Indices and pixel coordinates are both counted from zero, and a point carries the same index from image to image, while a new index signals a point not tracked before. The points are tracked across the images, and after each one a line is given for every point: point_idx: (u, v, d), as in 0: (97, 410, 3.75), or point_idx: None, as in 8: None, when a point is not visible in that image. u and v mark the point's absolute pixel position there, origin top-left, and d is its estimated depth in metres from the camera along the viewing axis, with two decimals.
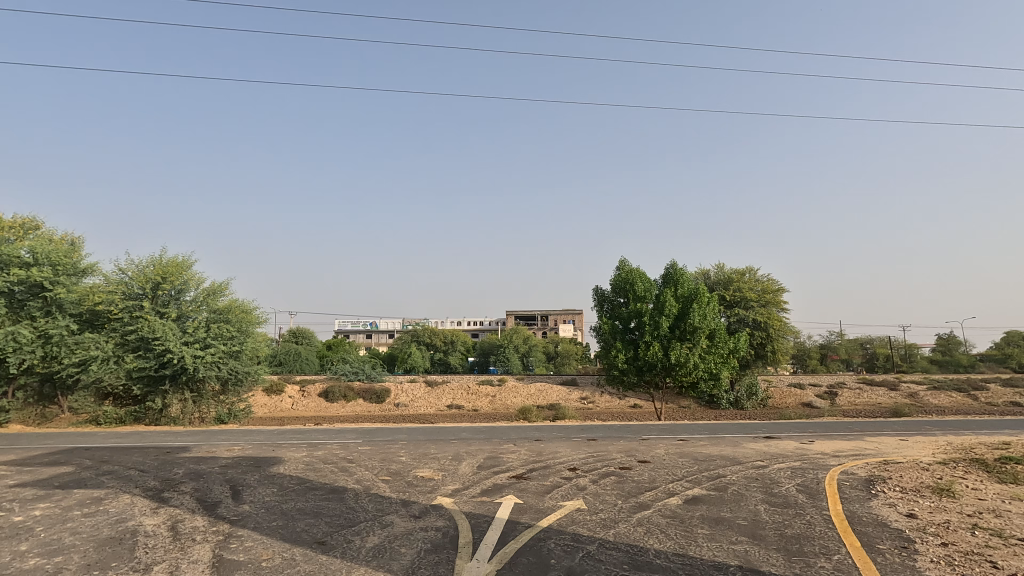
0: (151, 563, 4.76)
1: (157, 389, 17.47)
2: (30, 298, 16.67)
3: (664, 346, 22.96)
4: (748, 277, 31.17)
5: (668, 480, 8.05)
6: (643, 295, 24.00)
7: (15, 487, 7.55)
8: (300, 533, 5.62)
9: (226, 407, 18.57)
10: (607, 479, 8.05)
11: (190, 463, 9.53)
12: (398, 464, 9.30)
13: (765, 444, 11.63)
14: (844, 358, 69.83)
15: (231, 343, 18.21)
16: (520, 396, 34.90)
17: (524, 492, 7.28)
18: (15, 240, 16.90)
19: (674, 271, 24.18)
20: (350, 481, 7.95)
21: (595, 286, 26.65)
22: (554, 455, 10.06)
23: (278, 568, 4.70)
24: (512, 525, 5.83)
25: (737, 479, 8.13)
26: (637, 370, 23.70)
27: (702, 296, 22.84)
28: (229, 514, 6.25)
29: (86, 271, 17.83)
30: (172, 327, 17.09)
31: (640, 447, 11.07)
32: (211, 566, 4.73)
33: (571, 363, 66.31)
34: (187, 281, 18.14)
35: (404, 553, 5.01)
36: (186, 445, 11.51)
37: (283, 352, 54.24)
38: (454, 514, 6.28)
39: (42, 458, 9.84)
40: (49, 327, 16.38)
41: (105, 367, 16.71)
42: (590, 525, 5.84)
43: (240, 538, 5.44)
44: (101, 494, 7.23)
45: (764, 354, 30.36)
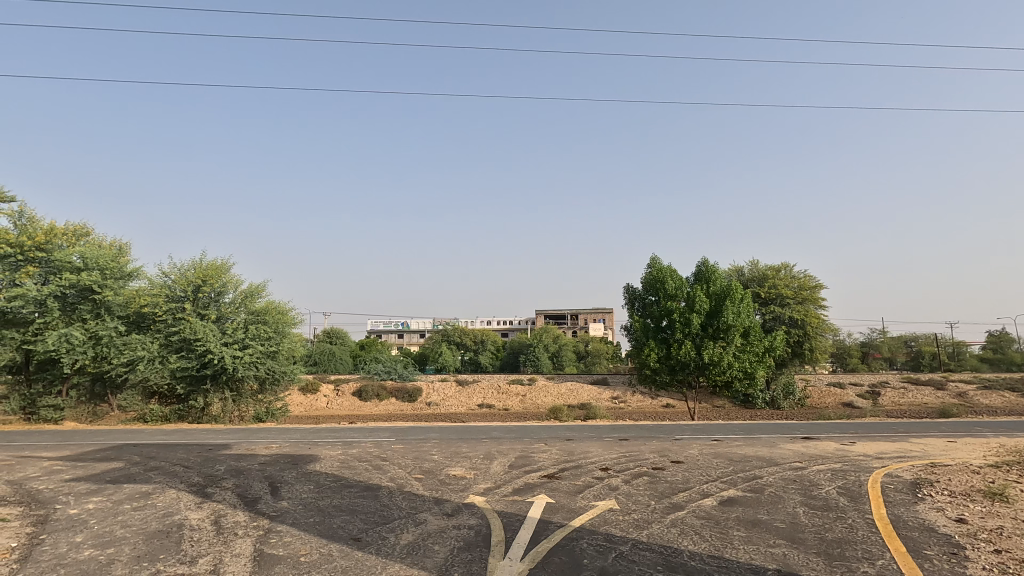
0: (197, 556, 4.94)
1: (199, 388, 18.12)
2: (81, 301, 17.49)
3: (696, 345, 22.58)
4: (783, 274, 30.39)
5: (702, 481, 7.93)
6: (674, 293, 23.58)
7: (70, 482, 7.94)
8: (336, 529, 5.73)
9: (263, 406, 19.12)
10: (640, 480, 7.97)
11: (231, 460, 9.84)
12: (431, 462, 9.40)
13: (804, 445, 11.33)
14: (887, 356, 67.46)
15: (268, 343, 18.68)
16: (551, 396, 34.77)
17: (555, 492, 7.26)
18: (66, 246, 17.74)
19: (706, 268, 23.83)
20: (383, 480, 8.08)
21: (625, 286, 26.37)
22: (585, 455, 9.99)
23: (316, 563, 4.81)
24: (544, 525, 5.82)
25: (775, 481, 7.94)
26: (669, 370, 23.36)
27: (735, 293, 22.34)
28: (269, 510, 6.45)
29: (132, 275, 18.55)
30: (213, 329, 17.67)
31: (674, 447, 10.93)
32: (253, 559, 4.88)
33: (602, 363, 65.70)
34: (226, 283, 18.66)
35: (438, 551, 5.07)
36: (227, 443, 11.90)
37: (317, 352, 55.42)
38: (486, 513, 6.29)
39: (94, 455, 10.31)
40: (99, 329, 17.19)
41: (151, 367, 17.39)
42: (623, 525, 5.80)
43: (279, 533, 5.60)
44: (149, 489, 7.53)
45: (801, 353, 29.58)
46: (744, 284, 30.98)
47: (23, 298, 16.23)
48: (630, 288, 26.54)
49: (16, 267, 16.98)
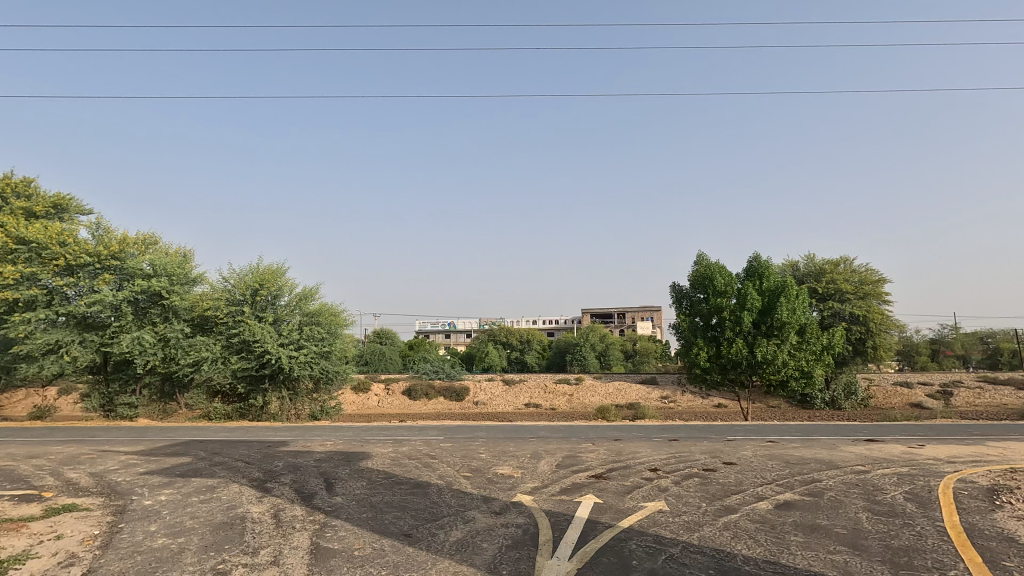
0: (258, 547, 5.19)
1: (258, 388, 18.99)
2: (152, 306, 18.67)
3: (748, 343, 21.85)
4: (842, 268, 29.10)
5: (757, 483, 7.69)
6: (723, 289, 22.88)
7: (145, 474, 8.51)
8: (388, 525, 5.90)
9: (318, 404, 19.88)
10: (691, 481, 7.79)
11: (289, 456, 10.28)
12: (479, 461, 9.52)
13: (867, 447, 10.76)
14: (961, 354, 63.27)
15: (322, 344, 19.34)
16: (598, 395, 34.46)
17: (603, 492, 7.21)
18: (138, 254, 18.92)
19: (759, 264, 23.08)
20: (432, 477, 8.23)
21: (672, 284, 25.90)
22: (634, 455, 9.86)
23: (369, 557, 4.96)
24: (592, 525, 5.79)
25: (835, 485, 7.60)
26: (720, 368, 22.71)
27: (790, 289, 21.50)
28: (325, 505, 6.70)
29: (196, 280, 19.58)
30: (270, 330, 18.41)
31: (726, 448, 10.62)
32: (310, 552, 5.09)
33: (651, 362, 64.51)
34: (281, 287, 19.37)
35: (486, 548, 5.14)
36: (285, 440, 12.45)
37: (368, 352, 56.90)
38: (534, 513, 6.30)
39: (165, 449, 11.00)
40: (167, 331, 18.25)
41: (215, 367, 18.35)
42: (673, 527, 5.69)
43: (334, 528, 5.80)
44: (214, 483, 7.96)
45: (863, 351, 28.15)
46: (799, 280, 29.79)
47: (100, 303, 17.48)
48: (677, 286, 25.98)
49: (94, 275, 18.30)
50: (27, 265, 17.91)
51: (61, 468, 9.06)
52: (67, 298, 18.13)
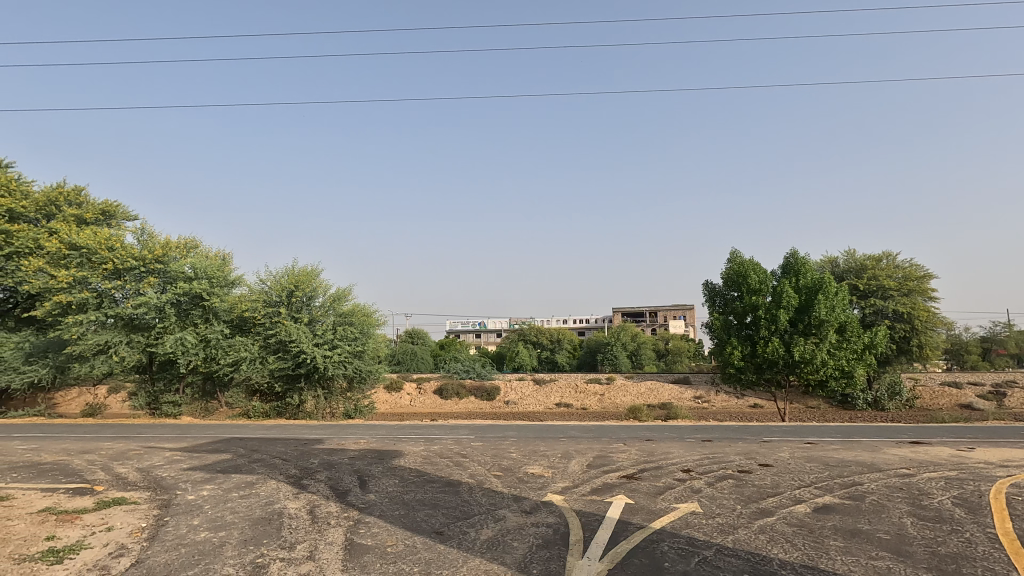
0: (295, 542, 5.33)
1: (294, 387, 19.48)
2: (193, 307, 19.35)
3: (785, 342, 21.29)
4: (885, 264, 28.13)
5: (794, 485, 7.49)
6: (758, 287, 22.33)
7: (188, 470, 8.84)
8: (420, 522, 5.97)
9: (352, 403, 20.30)
10: (725, 483, 7.63)
11: (324, 454, 10.52)
12: (509, 460, 9.56)
13: (912, 450, 10.35)
14: (1015, 353, 60.10)
15: (355, 343, 19.69)
16: (630, 395, 34.13)
17: (635, 493, 7.15)
18: (180, 258, 19.64)
19: (795, 260, 22.47)
20: (464, 476, 8.30)
21: (705, 282, 25.48)
22: (666, 455, 9.73)
23: (401, 553, 5.04)
24: (623, 526, 5.74)
25: (878, 489, 7.33)
26: (755, 368, 22.18)
27: (829, 286, 20.85)
28: (358, 502, 6.83)
29: (235, 282, 20.19)
30: (305, 331, 18.85)
31: (762, 449, 10.38)
32: (344, 548, 5.20)
33: (684, 361, 63.45)
34: (316, 288, 19.79)
35: (517, 547, 5.16)
36: (321, 438, 12.75)
37: (400, 352, 57.59)
38: (565, 512, 6.29)
39: (207, 446, 11.41)
40: (208, 332, 18.87)
41: (253, 367, 18.91)
42: (706, 529, 5.60)
43: (367, 524, 5.91)
44: (253, 479, 8.22)
45: (908, 350, 27.08)
46: (839, 277, 28.94)
47: (146, 306, 18.19)
48: (710, 284, 25.52)
49: (139, 278, 19.09)
50: (78, 269, 18.79)
51: (111, 463, 9.48)
52: (115, 301, 18.93)
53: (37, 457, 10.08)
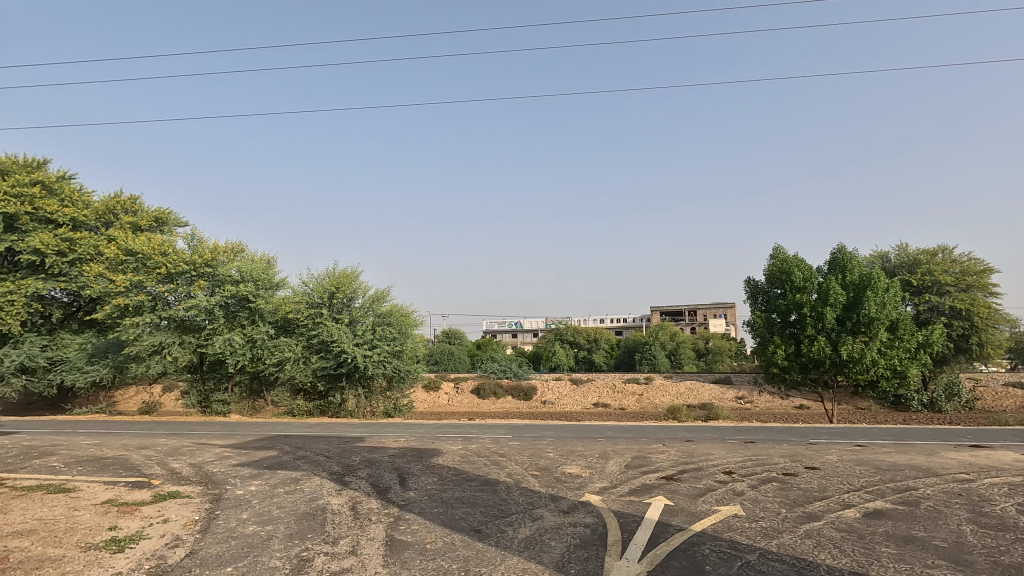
0: (338, 537, 5.48)
1: (336, 386, 19.99)
2: (240, 309, 20.09)
3: (832, 341, 20.52)
4: (940, 258, 26.86)
5: (843, 489, 7.21)
6: (803, 284, 21.59)
7: (237, 466, 9.20)
8: (459, 520, 6.04)
9: (392, 402, 20.70)
10: (769, 486, 7.42)
11: (365, 452, 10.76)
12: (547, 460, 9.54)
13: (971, 454, 9.80)
14: None
15: (394, 343, 20.05)
16: (669, 395, 33.57)
17: (675, 494, 7.03)
18: (227, 262, 20.42)
19: (842, 255, 21.66)
20: (501, 474, 8.34)
21: (746, 279, 24.84)
22: (707, 457, 9.53)
23: (440, 551, 5.11)
24: (663, 527, 5.66)
25: (934, 494, 6.99)
26: (800, 367, 21.44)
27: (879, 282, 19.99)
28: (398, 499, 6.96)
29: (279, 284, 20.85)
30: (346, 331, 19.32)
31: (808, 452, 10.04)
32: (385, 544, 5.30)
33: (726, 361, 61.95)
34: (356, 289, 20.24)
35: (554, 546, 5.15)
36: (361, 436, 13.03)
37: (437, 351, 58.21)
38: (603, 512, 6.25)
39: (255, 443, 11.83)
40: (254, 333, 19.58)
41: (297, 366, 19.52)
42: (749, 533, 5.46)
43: (407, 521, 6.01)
44: (298, 475, 8.48)
45: (967, 348, 25.69)
46: (890, 272, 27.80)
47: (197, 308, 19.01)
48: (752, 280, 24.85)
49: (191, 282, 19.97)
50: (134, 274, 19.78)
51: (166, 458, 9.96)
52: (168, 304, 19.86)
53: (100, 452, 10.69)
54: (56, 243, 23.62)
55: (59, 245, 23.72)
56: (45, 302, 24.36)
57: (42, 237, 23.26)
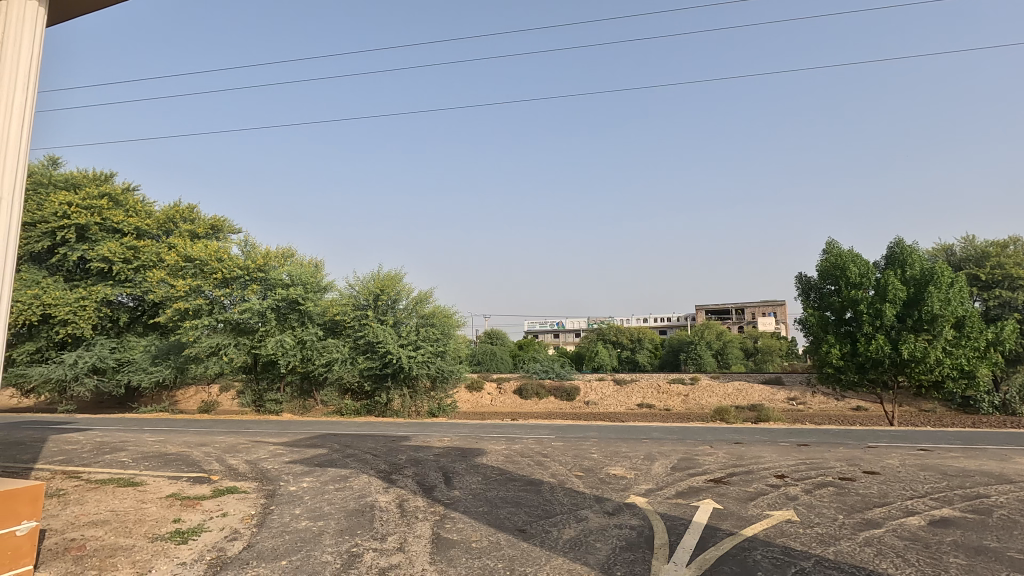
0: (386, 534, 5.60)
1: (382, 386, 20.44)
2: (290, 311, 20.80)
3: (892, 339, 19.52)
4: (1012, 250, 25.16)
5: (906, 496, 6.84)
6: (859, 280, 20.65)
7: (289, 463, 9.54)
8: (504, 520, 6.07)
9: (436, 402, 21.00)
10: (824, 490, 7.13)
11: (411, 450, 10.96)
12: (590, 461, 9.46)
13: None
14: None
15: (437, 344, 20.31)
16: (716, 396, 32.73)
17: (724, 497, 6.84)
18: (278, 266, 21.18)
19: (901, 249, 20.58)
20: (545, 475, 8.32)
21: (797, 276, 23.91)
22: (757, 460, 9.24)
23: (486, 550, 5.14)
24: (712, 531, 5.53)
25: (1007, 503, 6.54)
26: (857, 367, 20.49)
27: (943, 277, 18.90)
28: (444, 497, 7.06)
29: (326, 287, 21.48)
30: (391, 331, 19.72)
31: (866, 456, 9.58)
32: (431, 542, 5.38)
33: (775, 361, 59.96)
34: (400, 291, 20.63)
35: (600, 548, 5.11)
36: (407, 435, 13.27)
37: (480, 352, 58.64)
38: (650, 515, 6.16)
39: (306, 441, 12.26)
40: (304, 335, 20.26)
41: (345, 367, 20.08)
42: (804, 539, 5.26)
43: (453, 520, 6.08)
44: (347, 473, 8.72)
45: None
46: (955, 266, 26.28)
47: (250, 311, 19.81)
48: (803, 277, 23.93)
49: (245, 286, 20.84)
50: (193, 279, 20.83)
51: (225, 455, 10.44)
52: (224, 307, 20.82)
53: (165, 448, 11.31)
54: (122, 252, 25.13)
55: (125, 253, 25.23)
56: (113, 307, 25.95)
57: (110, 246, 24.78)
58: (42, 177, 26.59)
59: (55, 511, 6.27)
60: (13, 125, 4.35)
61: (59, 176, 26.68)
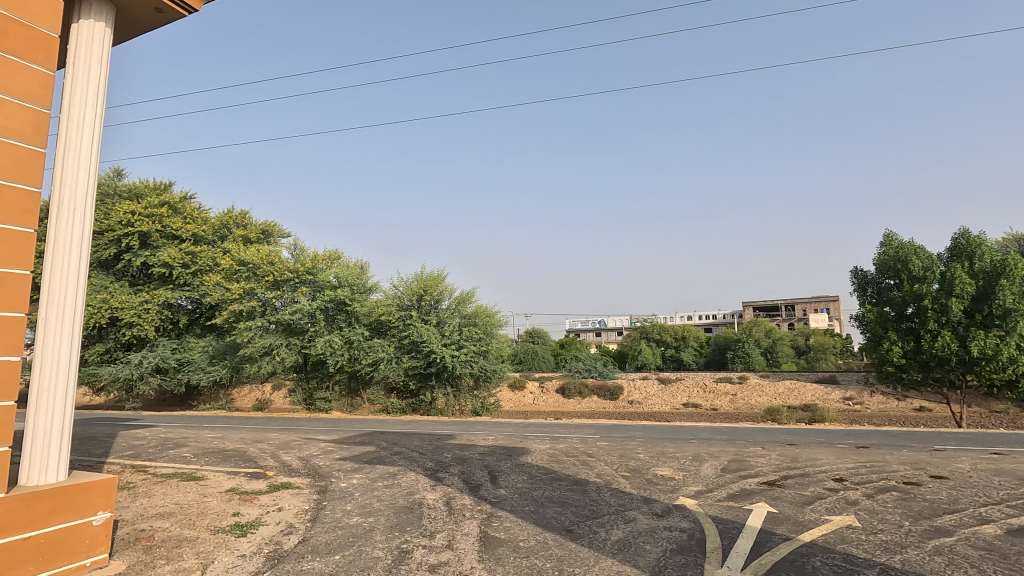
0: (435, 531, 5.68)
1: (426, 385, 20.76)
2: (338, 312, 21.38)
3: (959, 336, 18.41)
4: None
5: (979, 503, 6.43)
6: (922, 274, 19.56)
7: (340, 460, 9.81)
8: (550, 519, 6.05)
9: (480, 401, 21.18)
10: (887, 495, 6.78)
11: (456, 449, 11.06)
12: (637, 461, 9.32)
13: None
14: None
15: (479, 343, 20.47)
16: (766, 396, 31.68)
17: (779, 501, 6.60)
18: (326, 268, 21.78)
19: (967, 240, 19.40)
20: (591, 475, 8.25)
21: (852, 270, 22.84)
22: (812, 462, 8.88)
23: (533, 549, 5.14)
24: (767, 535, 5.35)
25: None
26: (920, 366, 19.42)
27: (1016, 269, 17.71)
28: (491, 496, 7.10)
29: (372, 288, 21.95)
30: (434, 331, 19.98)
31: (932, 459, 9.07)
32: (479, 540, 5.42)
33: (829, 359, 57.58)
34: (442, 291, 20.89)
35: (650, 550, 5.02)
36: (452, 434, 13.41)
37: (522, 351, 58.67)
38: (700, 517, 6.02)
39: (354, 439, 12.57)
40: (351, 335, 20.78)
41: (390, 366, 20.50)
42: (867, 546, 5.02)
43: (500, 519, 6.11)
44: (395, 470, 8.88)
45: None
46: None
47: (301, 312, 20.42)
48: (859, 271, 22.82)
49: (294, 288, 21.58)
50: (246, 282, 21.69)
51: (279, 452, 10.84)
52: (275, 309, 21.58)
53: (223, 445, 11.84)
54: (181, 257, 26.43)
55: (183, 258, 26.53)
56: (174, 309, 27.33)
57: (170, 251, 26.12)
58: (108, 188, 28.26)
59: (127, 503, 6.66)
60: (86, 142, 4.64)
61: (124, 187, 28.30)
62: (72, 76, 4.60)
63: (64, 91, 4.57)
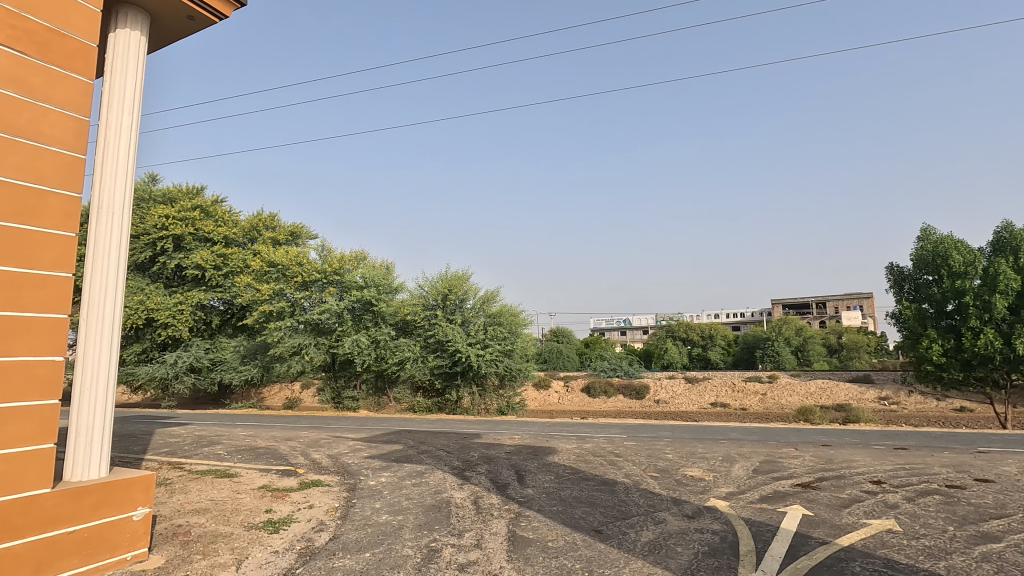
0: (463, 530, 5.69)
1: (452, 384, 20.86)
2: (365, 312, 21.65)
3: (1003, 334, 17.72)
4: None
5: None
6: (962, 269, 18.86)
7: (367, 458, 9.92)
8: (579, 519, 6.00)
9: (505, 400, 21.21)
10: (929, 499, 6.54)
11: (483, 448, 11.08)
12: (665, 461, 9.19)
13: None
14: None
15: (504, 343, 20.50)
16: (797, 395, 30.97)
17: (814, 503, 6.42)
18: (352, 269, 22.08)
19: (1012, 234, 18.65)
20: (619, 475, 8.16)
21: (888, 266, 22.16)
22: (848, 464, 8.63)
23: (562, 549, 5.10)
24: (802, 539, 5.21)
25: None
26: (962, 364, 18.73)
27: None
28: (518, 496, 7.08)
29: (397, 288, 22.18)
30: (459, 330, 20.06)
31: (976, 462, 8.72)
32: (507, 540, 5.40)
33: (862, 358, 56.01)
34: (467, 291, 20.96)
35: (681, 552, 4.93)
36: (477, 433, 13.45)
37: (546, 351, 58.53)
38: (733, 519, 5.90)
39: (382, 438, 12.70)
40: (378, 335, 21.04)
41: (416, 365, 20.69)
42: (909, 552, 4.84)
43: (528, 518, 6.09)
44: (422, 469, 8.94)
45: None
46: None
47: (328, 312, 20.74)
48: (895, 267, 22.12)
49: (322, 288, 21.94)
50: (275, 283, 22.12)
51: (309, 450, 11.02)
52: (303, 309, 21.94)
53: (256, 442, 12.09)
54: (213, 259, 27.14)
55: (215, 260, 27.23)
56: (207, 310, 28.07)
57: (203, 254, 26.85)
58: (144, 193, 29.16)
59: (164, 499, 6.84)
60: (124, 150, 4.78)
61: (158, 192, 29.16)
62: (109, 85, 4.74)
63: (101, 99, 4.72)
